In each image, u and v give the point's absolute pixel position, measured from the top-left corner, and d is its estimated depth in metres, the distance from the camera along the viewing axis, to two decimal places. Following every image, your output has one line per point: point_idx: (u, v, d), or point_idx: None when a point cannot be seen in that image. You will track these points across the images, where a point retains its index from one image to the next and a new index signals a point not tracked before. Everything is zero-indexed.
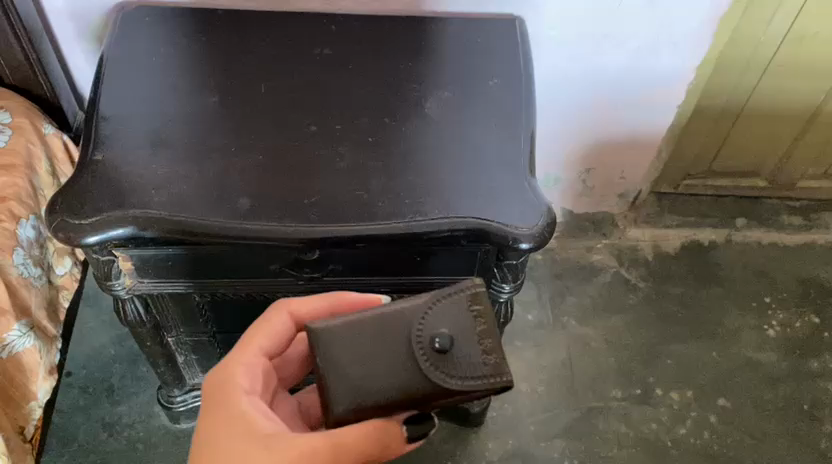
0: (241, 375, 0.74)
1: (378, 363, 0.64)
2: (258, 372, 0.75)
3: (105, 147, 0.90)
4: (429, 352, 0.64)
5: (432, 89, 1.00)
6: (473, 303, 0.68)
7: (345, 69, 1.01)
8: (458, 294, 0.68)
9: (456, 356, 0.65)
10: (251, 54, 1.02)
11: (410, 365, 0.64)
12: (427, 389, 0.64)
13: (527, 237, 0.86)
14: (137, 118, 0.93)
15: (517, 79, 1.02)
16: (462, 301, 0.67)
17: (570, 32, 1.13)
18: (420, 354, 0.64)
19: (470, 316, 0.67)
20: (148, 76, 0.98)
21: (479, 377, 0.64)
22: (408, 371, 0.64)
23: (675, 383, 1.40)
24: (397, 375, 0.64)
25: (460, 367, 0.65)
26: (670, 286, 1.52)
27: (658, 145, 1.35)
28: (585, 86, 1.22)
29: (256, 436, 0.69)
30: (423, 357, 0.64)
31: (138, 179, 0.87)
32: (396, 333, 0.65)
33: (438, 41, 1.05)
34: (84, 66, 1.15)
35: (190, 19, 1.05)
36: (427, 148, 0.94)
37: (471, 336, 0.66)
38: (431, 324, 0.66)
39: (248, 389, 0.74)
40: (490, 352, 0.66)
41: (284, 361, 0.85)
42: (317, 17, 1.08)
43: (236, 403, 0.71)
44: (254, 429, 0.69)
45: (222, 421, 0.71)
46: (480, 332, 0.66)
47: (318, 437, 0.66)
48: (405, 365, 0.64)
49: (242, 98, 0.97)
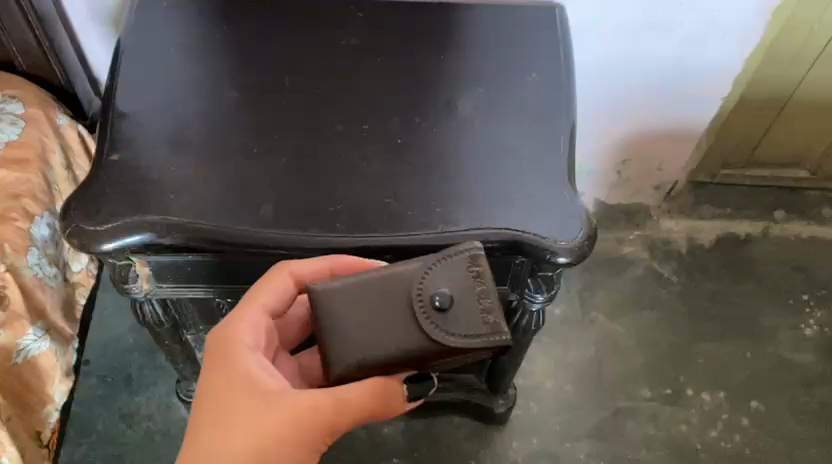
0: (245, 334, 0.75)
1: (379, 323, 0.70)
2: (261, 327, 0.77)
3: (122, 146, 0.86)
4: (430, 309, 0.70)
5: (466, 84, 0.94)
6: (473, 264, 0.73)
7: (373, 62, 0.95)
8: (459, 255, 0.73)
9: (456, 316, 0.71)
10: (273, 45, 0.96)
11: (411, 324, 0.70)
12: (429, 347, 0.69)
13: (565, 251, 0.81)
14: (155, 114, 0.89)
15: (557, 74, 0.95)
16: (462, 263, 0.73)
17: (610, 19, 1.06)
18: (421, 314, 0.70)
19: (470, 276, 0.72)
20: (166, 69, 0.93)
21: (479, 334, 0.70)
22: (409, 330, 0.70)
23: (706, 384, 1.36)
24: (399, 335, 0.70)
25: (461, 324, 0.70)
26: (704, 281, 1.47)
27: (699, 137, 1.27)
28: (627, 76, 1.15)
29: (262, 394, 0.72)
30: (424, 316, 0.70)
31: (157, 181, 0.83)
32: (399, 294, 0.71)
33: (471, 31, 0.99)
34: (100, 52, 1.10)
35: (210, 5, 0.99)
36: (461, 150, 0.88)
37: (470, 296, 0.71)
38: (431, 284, 0.71)
39: (253, 345, 0.76)
40: (489, 311, 0.71)
41: (287, 321, 0.88)
42: (344, 4, 1.01)
43: (240, 359, 0.74)
44: (260, 387, 0.72)
45: (227, 380, 0.73)
46: (479, 292, 0.71)
47: (321, 395, 0.71)
48: (406, 323, 0.70)
49: (264, 92, 0.92)
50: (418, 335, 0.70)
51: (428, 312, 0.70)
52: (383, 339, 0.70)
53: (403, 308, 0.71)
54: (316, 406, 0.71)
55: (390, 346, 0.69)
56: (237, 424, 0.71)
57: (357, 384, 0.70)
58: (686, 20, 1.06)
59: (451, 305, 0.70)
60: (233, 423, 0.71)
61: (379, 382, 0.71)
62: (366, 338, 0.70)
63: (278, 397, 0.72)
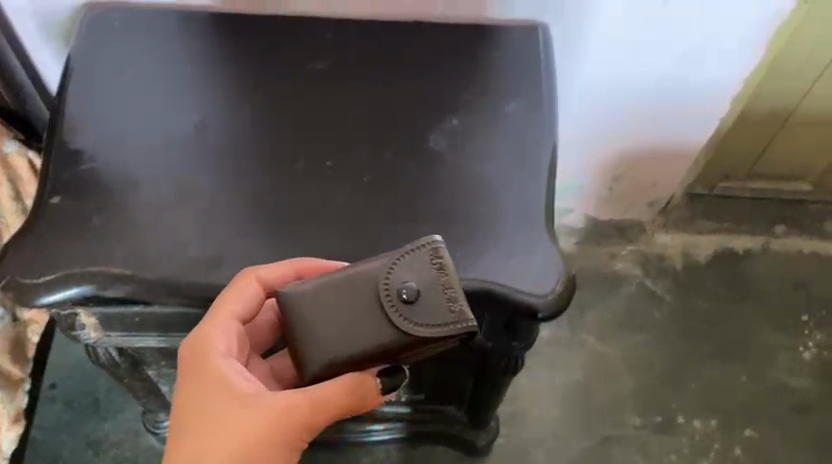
0: (215, 339, 0.69)
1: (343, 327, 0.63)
2: (232, 331, 0.70)
3: (65, 187, 0.79)
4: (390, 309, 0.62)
5: (439, 115, 0.86)
6: (434, 256, 0.63)
7: (340, 88, 0.87)
8: (418, 248, 0.63)
9: (425, 307, 0.62)
10: (231, 67, 0.88)
11: (375, 319, 0.62)
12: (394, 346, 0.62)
13: (541, 305, 0.75)
14: (102, 151, 0.82)
15: (538, 102, 0.88)
16: (423, 256, 0.63)
17: (599, 36, 0.99)
18: (386, 308, 0.62)
19: (432, 270, 0.63)
20: (117, 99, 0.86)
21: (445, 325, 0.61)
22: (374, 326, 0.62)
23: (698, 411, 1.31)
24: (362, 338, 0.62)
25: (425, 319, 0.62)
26: (698, 300, 1.41)
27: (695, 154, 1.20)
28: (621, 95, 1.08)
29: (237, 400, 0.67)
30: (390, 311, 0.62)
31: (101, 228, 0.77)
32: (359, 296, 0.63)
33: (448, 53, 0.91)
34: (53, 68, 1.02)
35: (164, 25, 0.91)
36: (432, 191, 0.81)
37: (433, 289, 0.62)
38: (389, 283, 0.62)
39: (225, 352, 0.70)
40: (456, 301, 0.62)
41: (255, 327, 0.77)
42: (310, 20, 0.93)
43: (213, 370, 0.68)
44: (235, 393, 0.67)
45: (202, 388, 0.68)
46: (443, 285, 0.62)
47: (296, 396, 0.65)
48: (368, 326, 0.62)
49: (220, 124, 0.85)
50: (383, 330, 0.62)
51: (392, 306, 0.62)
52: (346, 339, 0.63)
53: (367, 302, 0.63)
54: (294, 407, 0.65)
55: (356, 346, 0.63)
56: (215, 432, 0.67)
57: (331, 382, 0.64)
58: (678, 40, 0.99)
59: (418, 297, 0.62)
60: (210, 432, 0.67)
61: (352, 380, 0.64)
62: (329, 338, 0.63)
63: (254, 401, 0.67)
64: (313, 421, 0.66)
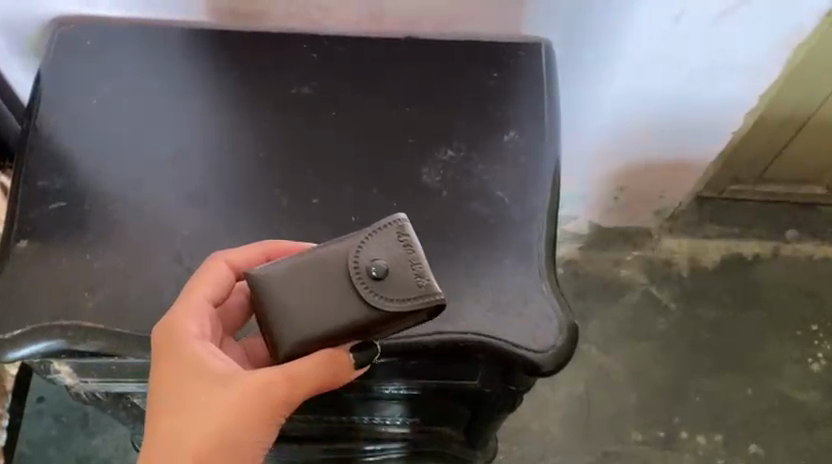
0: (187, 318, 0.62)
1: (310, 304, 0.58)
2: (205, 313, 0.63)
3: (31, 228, 0.74)
4: (361, 283, 0.57)
5: (433, 145, 0.81)
6: (402, 233, 0.58)
7: (327, 117, 0.82)
8: (385, 225, 0.58)
9: (397, 284, 0.57)
10: (210, 92, 0.82)
11: (343, 296, 0.57)
12: (361, 321, 0.57)
13: (542, 359, 0.71)
14: (71, 186, 0.76)
15: (539, 131, 0.82)
16: (389, 233, 0.58)
17: (606, 51, 0.92)
18: (354, 284, 0.57)
19: (398, 245, 0.57)
20: (88, 124, 0.80)
21: (411, 299, 0.56)
22: (342, 303, 0.57)
23: (702, 425, 1.27)
24: (329, 316, 0.57)
25: (392, 294, 0.57)
26: (704, 308, 1.37)
27: (705, 165, 1.14)
28: (629, 107, 1.01)
29: (212, 380, 0.59)
30: (358, 287, 0.57)
31: (71, 274, 0.72)
32: (326, 274, 0.58)
33: (445, 77, 0.85)
34: (26, 84, 0.96)
35: (138, 41, 0.85)
36: (424, 233, 0.76)
37: (400, 265, 0.57)
38: (358, 258, 0.57)
39: (199, 334, 0.62)
40: (424, 274, 0.57)
41: (224, 310, 0.69)
42: (296, 37, 0.86)
43: (184, 353, 0.60)
44: (209, 373, 0.60)
45: (173, 369, 0.61)
46: (410, 260, 0.57)
47: (272, 373, 0.58)
48: (335, 301, 0.57)
49: (198, 156, 0.79)
50: (350, 307, 0.57)
51: (362, 282, 0.57)
52: (314, 316, 0.58)
53: (336, 279, 0.58)
54: (274, 387, 0.58)
55: (324, 323, 0.57)
56: (185, 415, 0.59)
57: (309, 360, 0.58)
58: (691, 57, 0.92)
59: (389, 273, 0.57)
60: (181, 415, 0.59)
61: (325, 356, 0.58)
62: (297, 314, 0.58)
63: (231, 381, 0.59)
64: (293, 401, 0.59)
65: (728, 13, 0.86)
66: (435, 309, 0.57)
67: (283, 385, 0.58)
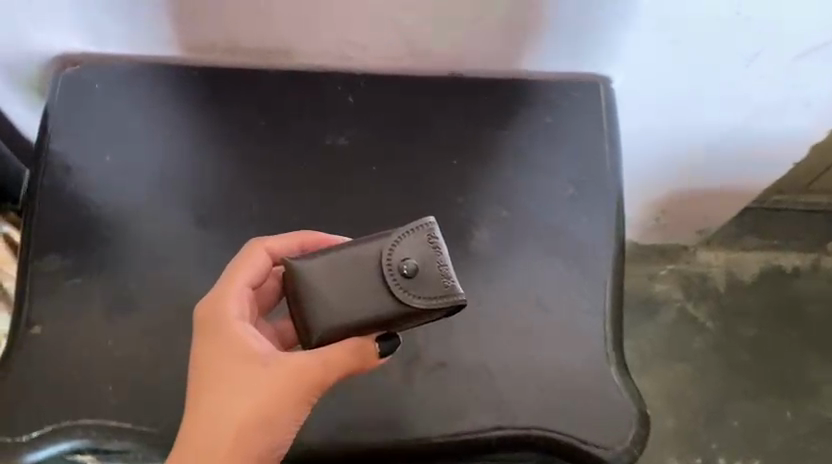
0: (225, 300, 0.55)
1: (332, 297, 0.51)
2: (245, 297, 0.57)
3: (46, 312, 0.67)
4: (389, 281, 0.50)
5: (484, 205, 0.72)
6: (432, 234, 0.51)
7: (366, 174, 0.73)
8: (417, 226, 0.51)
9: (429, 283, 0.50)
10: (236, 147, 0.73)
11: (369, 292, 0.51)
12: (382, 319, 0.51)
13: (611, 457, 0.65)
14: (88, 260, 0.69)
15: (601, 187, 0.74)
16: (419, 234, 0.51)
17: (666, 87, 0.81)
18: (381, 282, 0.51)
19: (427, 245, 0.51)
20: (104, 186, 0.72)
21: (434, 301, 0.50)
22: (367, 294, 0.51)
23: (740, 451, 1.24)
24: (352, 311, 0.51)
25: (417, 293, 0.50)
26: (742, 327, 1.32)
27: (757, 191, 1.05)
28: (683, 140, 0.92)
29: (243, 362, 0.54)
30: (386, 285, 0.51)
31: (91, 366, 0.65)
32: (353, 269, 0.51)
33: (495, 124, 0.75)
34: (26, 120, 0.86)
35: (153, 86, 0.75)
36: (480, 312, 0.68)
37: (428, 265, 0.50)
38: (389, 254, 0.51)
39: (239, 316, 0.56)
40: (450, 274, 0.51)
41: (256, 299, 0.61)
42: (327, 77, 0.77)
43: (219, 334, 0.54)
44: (240, 355, 0.54)
45: (203, 346, 0.55)
46: (438, 262, 0.50)
47: (305, 357, 0.52)
48: (360, 297, 0.51)
49: (225, 223, 0.71)
50: (373, 305, 0.51)
51: (391, 276, 0.50)
52: (339, 304, 0.51)
53: (362, 275, 0.51)
54: (307, 373, 0.52)
55: (349, 312, 0.51)
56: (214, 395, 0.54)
57: (337, 348, 0.52)
58: (756, 97, 0.82)
59: (421, 270, 0.50)
60: (207, 391, 0.54)
61: (352, 345, 0.52)
62: (321, 303, 0.51)
63: (262, 365, 0.53)
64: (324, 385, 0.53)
65: (809, 52, 0.74)
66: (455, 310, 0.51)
67: (316, 372, 0.52)
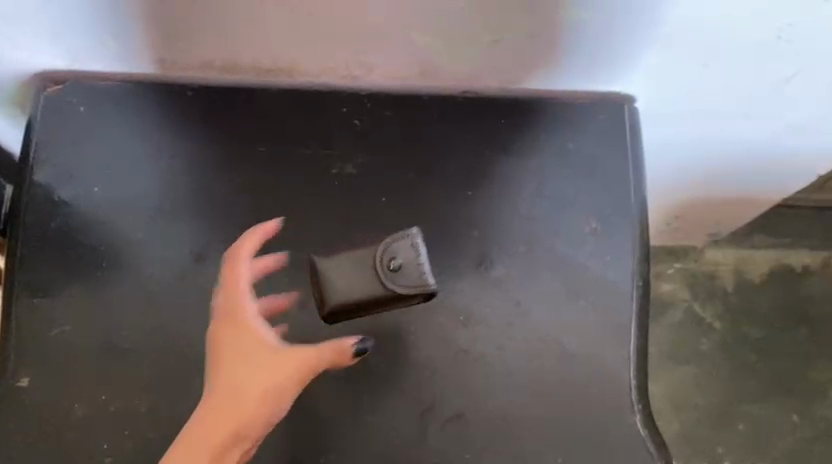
0: (234, 295, 0.58)
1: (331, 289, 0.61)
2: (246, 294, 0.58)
3: (33, 363, 0.62)
4: (378, 274, 0.60)
5: (502, 240, 0.68)
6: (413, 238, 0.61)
7: (375, 205, 0.68)
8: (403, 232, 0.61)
9: (409, 277, 0.60)
10: (235, 176, 0.68)
11: (362, 282, 0.60)
12: (371, 304, 0.60)
13: None
14: (77, 304, 0.64)
15: (626, 219, 0.69)
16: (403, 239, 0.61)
17: (694, 106, 0.76)
18: (372, 277, 0.60)
19: (409, 247, 0.60)
20: (93, 218, 0.66)
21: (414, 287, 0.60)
22: (360, 286, 0.60)
23: (745, 454, 1.22)
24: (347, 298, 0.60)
25: (400, 282, 0.60)
26: (750, 328, 1.28)
27: (775, 200, 1.01)
28: (705, 155, 0.87)
29: (254, 351, 0.56)
30: (376, 278, 0.60)
31: (84, 423, 0.61)
32: (350, 266, 0.61)
33: (513, 149, 0.70)
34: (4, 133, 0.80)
35: (144, 107, 0.69)
36: (499, 358, 0.64)
37: (409, 263, 0.60)
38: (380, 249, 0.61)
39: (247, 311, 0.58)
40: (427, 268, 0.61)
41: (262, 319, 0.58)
42: (331, 96, 0.71)
43: (233, 325, 0.57)
44: (246, 343, 0.56)
45: (214, 335, 0.57)
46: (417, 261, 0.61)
47: (305, 351, 0.56)
48: (354, 286, 0.60)
49: (225, 261, 0.66)
50: (365, 292, 0.60)
51: (380, 270, 0.60)
52: (338, 295, 0.61)
53: (357, 271, 0.60)
54: (306, 358, 0.56)
55: (344, 297, 0.60)
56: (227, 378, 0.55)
57: (331, 346, 0.57)
58: (785, 117, 0.78)
59: (403, 268, 0.60)
60: (221, 372, 0.55)
61: (338, 348, 0.57)
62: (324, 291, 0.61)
63: (268, 351, 0.56)
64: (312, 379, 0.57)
65: None
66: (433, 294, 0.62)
67: (313, 360, 0.56)
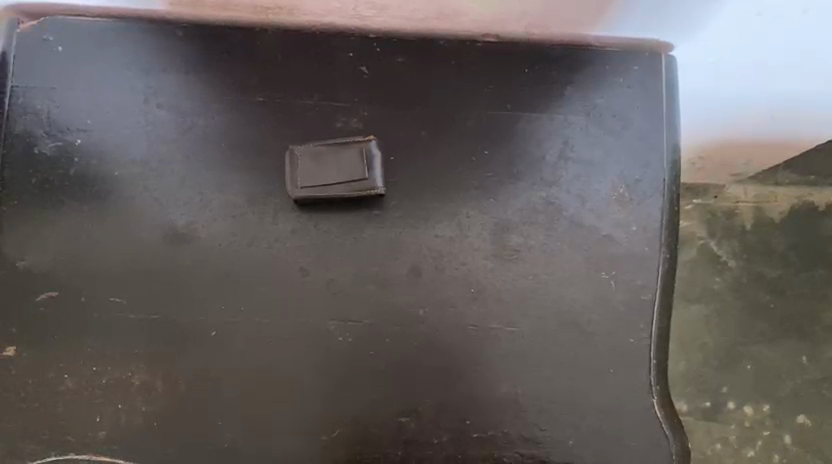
0: None
1: (311, 174, 0.61)
2: None
3: (18, 330, 0.58)
4: (360, 164, 0.61)
5: (518, 204, 0.62)
6: (384, 139, 0.62)
7: (384, 165, 0.62)
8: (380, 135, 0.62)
9: (385, 169, 0.62)
10: (230, 129, 0.62)
11: (341, 169, 0.61)
12: (348, 190, 0.61)
13: None
14: (62, 269, 0.59)
15: (657, 183, 0.64)
16: (380, 140, 0.62)
17: (735, 42, 0.66)
18: (354, 163, 0.61)
19: (387, 149, 0.62)
20: (74, 172, 0.61)
21: (390, 181, 0.62)
22: (339, 173, 0.61)
23: (750, 395, 1.16)
24: (326, 181, 0.60)
25: (378, 171, 0.61)
26: (764, 266, 1.20)
27: (813, 133, 0.91)
28: (741, 91, 0.78)
29: None
30: (357, 164, 0.61)
31: (75, 395, 0.58)
32: (330, 155, 0.61)
33: (535, 104, 0.63)
34: None
35: (130, 48, 0.62)
36: (512, 335, 0.61)
37: (387, 161, 0.62)
38: (361, 143, 0.62)
39: None
40: (402, 165, 0.62)
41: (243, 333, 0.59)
42: (336, 40, 0.64)
43: None
44: None
45: None
46: (394, 159, 0.62)
47: None
48: (334, 171, 0.61)
49: (221, 224, 0.61)
50: (343, 175, 0.61)
51: (362, 160, 0.61)
52: (315, 178, 0.60)
53: (336, 159, 0.61)
54: None
55: (321, 181, 0.60)
56: None
57: None
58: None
59: (381, 162, 0.62)
60: None
61: None
62: (303, 174, 0.61)
63: None
64: None
65: None
66: (402, 192, 0.62)
67: None
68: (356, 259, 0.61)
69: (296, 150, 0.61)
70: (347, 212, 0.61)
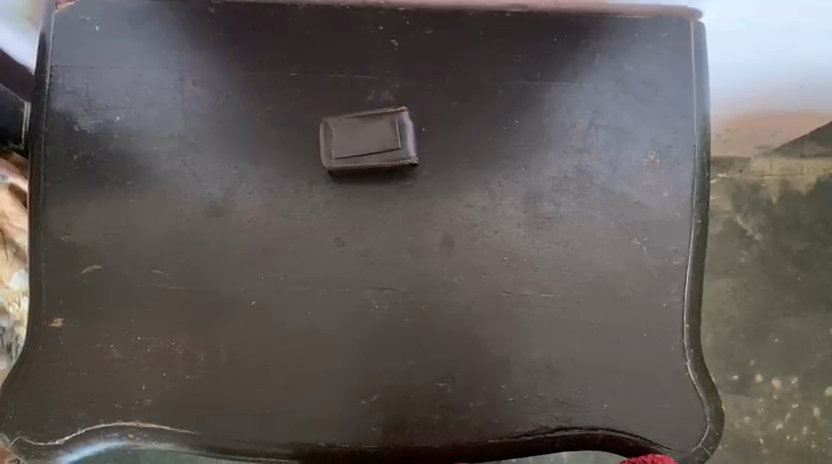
0: None
1: (344, 145, 0.62)
2: None
3: (66, 303, 0.60)
4: (391, 134, 0.62)
5: (550, 173, 0.63)
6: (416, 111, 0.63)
7: (416, 135, 0.63)
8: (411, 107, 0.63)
9: (417, 140, 0.63)
10: (265, 104, 0.63)
11: (374, 140, 0.62)
12: (381, 160, 0.62)
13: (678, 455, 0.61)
14: (105, 243, 0.61)
15: (687, 150, 0.64)
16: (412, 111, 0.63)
17: (762, 12, 0.66)
18: (385, 134, 0.62)
19: (418, 121, 0.63)
20: (114, 149, 0.62)
21: (422, 152, 0.63)
22: (371, 144, 0.62)
23: (777, 367, 1.16)
24: (359, 152, 0.62)
25: (410, 141, 0.62)
26: (791, 239, 1.20)
27: None
28: (767, 61, 0.78)
29: None
30: (389, 135, 0.62)
31: (121, 364, 0.60)
32: (362, 126, 0.62)
33: (565, 73, 0.64)
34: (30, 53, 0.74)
35: (164, 26, 0.63)
36: (545, 302, 0.62)
37: (419, 133, 0.63)
38: (393, 114, 0.62)
39: None
40: (434, 136, 0.63)
41: None
42: (366, 14, 0.65)
43: None
44: None
45: None
46: (425, 130, 0.63)
47: None
48: (366, 142, 0.62)
49: (257, 196, 0.62)
50: (375, 145, 0.62)
51: (393, 131, 0.62)
52: (348, 149, 0.62)
53: (368, 130, 0.62)
54: None
55: (354, 152, 0.62)
56: None
57: None
58: None
59: (412, 133, 0.62)
60: None
61: None
62: (336, 145, 0.62)
63: None
64: None
65: None
66: (434, 162, 0.63)
67: None
68: (390, 229, 0.62)
69: (329, 122, 0.62)
70: (380, 183, 0.62)
